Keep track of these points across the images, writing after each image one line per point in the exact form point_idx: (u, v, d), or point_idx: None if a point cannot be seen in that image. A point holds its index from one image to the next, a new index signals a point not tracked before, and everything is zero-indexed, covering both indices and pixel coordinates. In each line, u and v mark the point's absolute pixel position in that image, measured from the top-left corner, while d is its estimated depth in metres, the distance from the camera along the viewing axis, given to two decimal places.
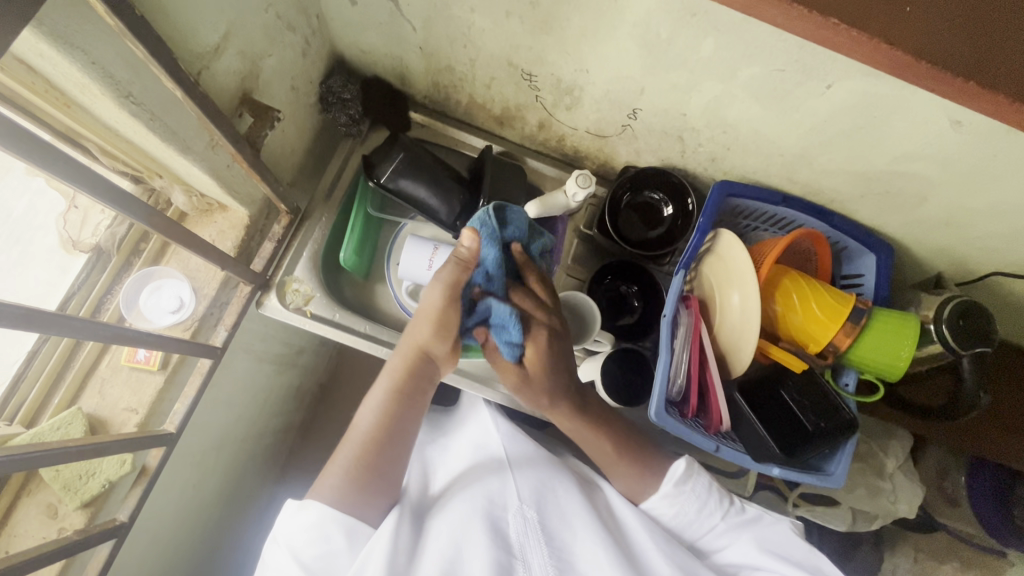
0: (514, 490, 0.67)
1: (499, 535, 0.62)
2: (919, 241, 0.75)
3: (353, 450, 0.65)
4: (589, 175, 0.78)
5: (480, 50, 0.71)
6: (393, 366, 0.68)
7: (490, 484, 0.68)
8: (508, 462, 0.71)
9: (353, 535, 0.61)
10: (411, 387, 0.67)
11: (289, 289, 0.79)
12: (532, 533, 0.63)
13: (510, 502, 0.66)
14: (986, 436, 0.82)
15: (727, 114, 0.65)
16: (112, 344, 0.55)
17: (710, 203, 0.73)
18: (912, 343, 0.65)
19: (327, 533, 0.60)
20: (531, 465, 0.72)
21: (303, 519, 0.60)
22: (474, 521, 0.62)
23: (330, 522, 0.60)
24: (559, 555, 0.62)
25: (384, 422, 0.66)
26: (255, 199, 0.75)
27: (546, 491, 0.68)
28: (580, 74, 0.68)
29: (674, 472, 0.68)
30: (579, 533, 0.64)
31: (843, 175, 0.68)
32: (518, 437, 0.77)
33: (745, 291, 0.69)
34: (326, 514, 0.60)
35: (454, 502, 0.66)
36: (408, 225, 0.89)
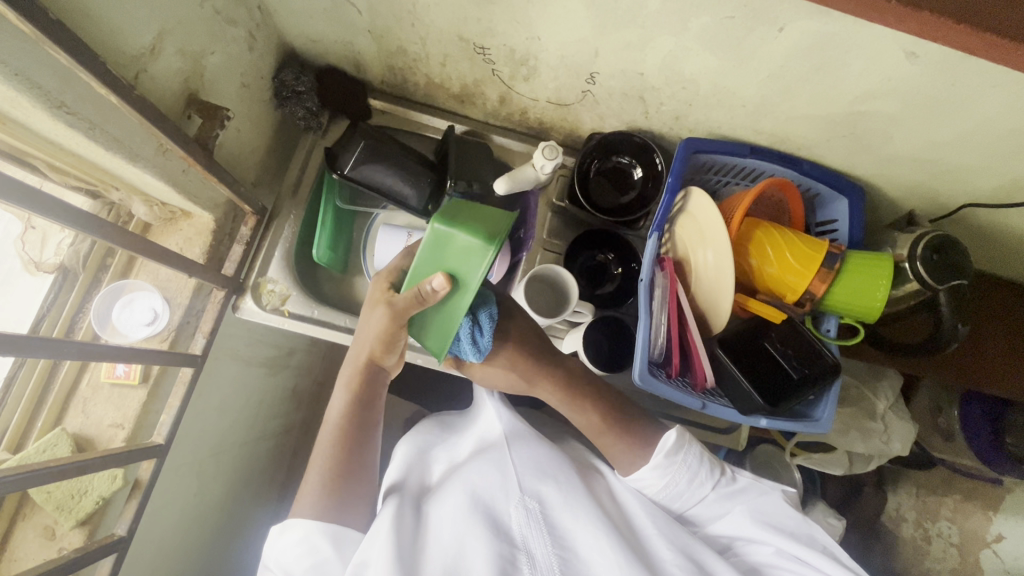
0: (513, 482, 0.69)
1: (501, 528, 0.64)
2: (891, 179, 0.74)
3: (324, 450, 0.67)
4: (554, 145, 0.80)
5: (429, 27, 0.69)
6: (348, 375, 0.69)
7: (490, 476, 0.70)
8: (507, 453, 0.73)
9: (341, 540, 0.63)
10: (367, 393, 0.69)
11: (265, 290, 0.78)
12: (535, 523, 0.65)
13: (511, 494, 0.68)
14: (973, 368, 0.83)
15: (685, 68, 0.64)
16: (83, 360, 0.54)
17: (677, 162, 0.73)
18: (887, 282, 0.64)
19: (315, 543, 0.62)
20: (532, 453, 0.74)
21: (287, 539, 0.62)
22: (475, 518, 0.64)
23: (316, 533, 0.62)
24: (563, 545, 0.64)
25: (351, 429, 0.68)
26: (218, 202, 0.74)
27: (546, 479, 0.70)
28: (532, 41, 0.67)
29: (665, 444, 0.67)
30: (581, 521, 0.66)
31: (808, 120, 0.68)
32: (521, 428, 0.79)
33: (717, 248, 0.68)
34: (311, 528, 0.62)
35: (453, 497, 0.68)
36: (380, 215, 0.91)
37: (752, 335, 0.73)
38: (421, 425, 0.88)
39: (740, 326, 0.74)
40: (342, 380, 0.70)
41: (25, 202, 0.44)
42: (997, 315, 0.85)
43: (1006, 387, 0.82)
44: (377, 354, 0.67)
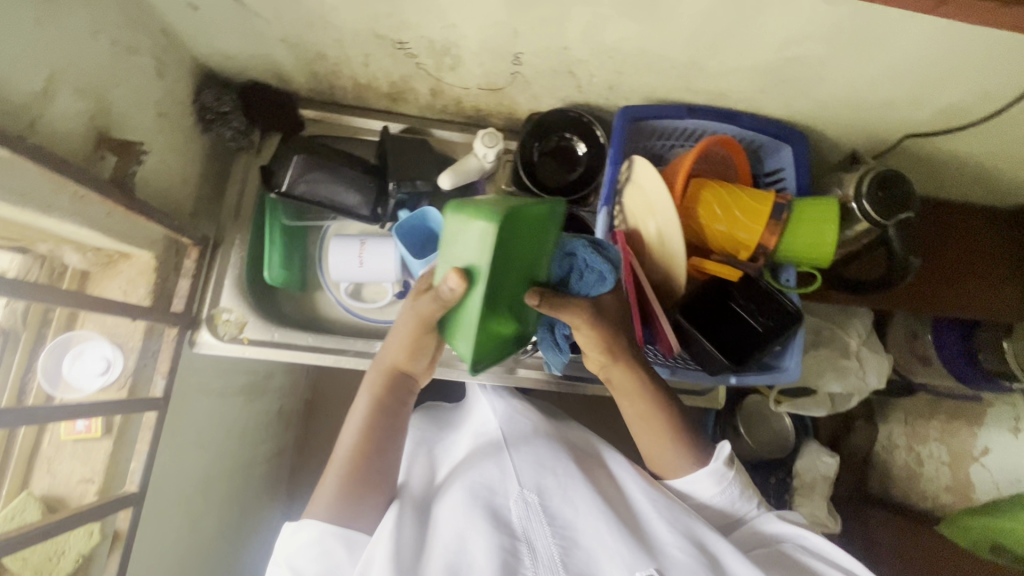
0: (514, 476, 0.68)
1: (500, 522, 0.63)
2: (831, 120, 0.74)
3: (340, 454, 0.66)
4: (495, 132, 0.80)
5: (342, 28, 0.66)
6: (371, 378, 0.69)
7: (490, 474, 0.69)
8: (506, 453, 0.72)
9: (354, 543, 0.63)
10: (387, 400, 0.68)
11: (220, 320, 0.77)
12: (535, 515, 0.64)
13: (511, 488, 0.67)
14: (934, 296, 0.84)
15: (606, 37, 0.62)
16: (29, 425, 0.52)
17: (617, 132, 0.74)
18: (835, 225, 0.65)
19: (326, 546, 0.62)
20: (531, 451, 0.73)
21: (299, 541, 0.62)
22: (475, 514, 0.64)
23: (327, 536, 0.62)
24: (562, 530, 0.63)
25: (371, 437, 0.67)
26: (156, 238, 0.71)
27: (545, 472, 0.69)
28: (449, 30, 0.64)
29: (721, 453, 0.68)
30: (581, 506, 0.65)
31: (739, 73, 0.67)
32: (520, 427, 0.79)
33: (666, 215, 0.67)
34: (322, 529, 0.62)
35: (455, 496, 0.68)
36: (331, 227, 0.90)
37: (712, 295, 0.73)
38: (423, 427, 0.88)
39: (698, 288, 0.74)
40: (365, 383, 0.69)
41: None
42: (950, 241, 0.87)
43: (966, 311, 0.84)
44: (403, 360, 0.66)
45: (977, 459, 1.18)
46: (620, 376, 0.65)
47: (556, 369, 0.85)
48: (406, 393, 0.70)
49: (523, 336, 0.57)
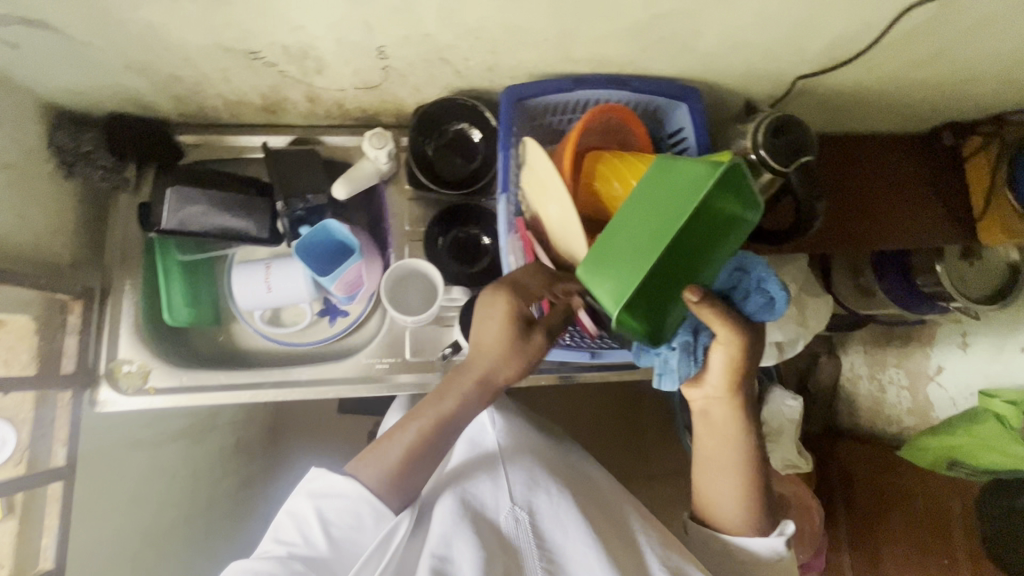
0: (507, 492, 0.69)
1: (491, 535, 0.65)
2: (721, 71, 0.71)
3: (398, 434, 0.64)
4: (383, 132, 0.76)
5: (186, 46, 0.61)
6: (474, 384, 0.64)
7: (481, 485, 0.70)
8: (500, 466, 0.73)
9: (382, 518, 0.61)
10: (465, 408, 0.64)
11: (120, 373, 0.73)
12: (522, 532, 0.66)
13: (502, 503, 0.68)
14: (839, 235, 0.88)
15: (465, 18, 0.58)
16: None
17: (505, 115, 0.71)
18: (730, 180, 0.63)
19: (358, 511, 0.60)
20: (527, 466, 0.74)
21: (335, 490, 0.61)
22: (461, 524, 0.64)
23: (363, 502, 0.60)
24: (548, 554, 0.64)
25: (448, 430, 0.64)
26: (29, 298, 0.65)
27: (537, 489, 0.70)
28: (299, 32, 0.60)
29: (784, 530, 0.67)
30: (570, 527, 0.66)
31: (615, 36, 0.64)
32: (517, 439, 0.79)
33: (557, 193, 0.63)
34: (361, 495, 0.60)
35: (443, 502, 0.68)
36: (235, 253, 0.85)
37: None
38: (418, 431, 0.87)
39: None
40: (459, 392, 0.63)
41: None
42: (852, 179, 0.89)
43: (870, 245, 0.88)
44: (503, 372, 0.63)
45: (934, 378, 1.21)
46: (724, 409, 0.66)
47: None
48: (479, 408, 0.65)
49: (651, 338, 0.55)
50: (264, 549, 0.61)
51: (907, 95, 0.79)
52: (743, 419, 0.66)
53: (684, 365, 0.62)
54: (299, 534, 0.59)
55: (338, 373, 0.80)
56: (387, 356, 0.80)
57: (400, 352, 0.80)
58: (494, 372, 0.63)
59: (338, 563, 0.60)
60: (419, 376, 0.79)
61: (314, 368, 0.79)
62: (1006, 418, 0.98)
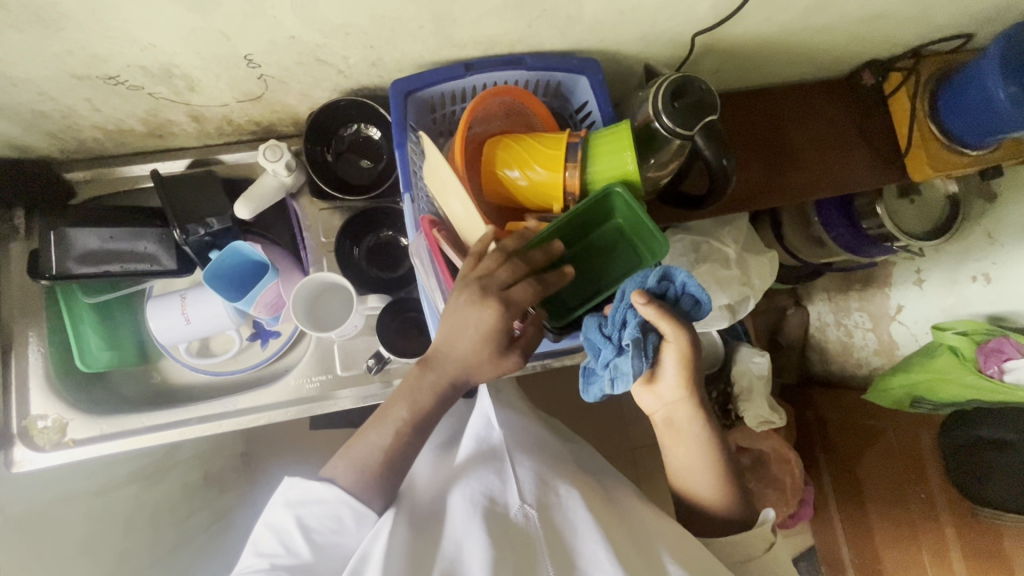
0: (516, 487, 0.65)
1: (503, 529, 0.60)
2: (617, 37, 0.69)
3: (372, 433, 0.64)
4: (277, 143, 0.73)
5: (35, 79, 0.57)
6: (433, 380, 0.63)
7: (491, 483, 0.67)
8: (509, 463, 0.70)
9: (364, 519, 0.60)
10: (434, 400, 0.63)
11: (35, 430, 0.71)
12: (535, 525, 0.61)
13: (512, 498, 0.64)
14: (764, 188, 0.86)
15: (326, 14, 0.55)
16: None
17: (394, 111, 0.67)
18: (630, 150, 0.60)
19: (338, 513, 0.59)
20: (534, 463, 0.71)
21: (314, 495, 0.60)
22: (473, 521, 0.60)
23: (342, 506, 0.60)
24: (563, 548, 0.59)
25: (417, 420, 0.64)
26: None
27: (547, 488, 0.66)
28: (153, 50, 0.56)
29: (766, 516, 0.66)
30: (581, 524, 0.62)
31: (493, 15, 0.61)
32: (523, 438, 0.76)
33: (452, 187, 0.61)
34: (343, 497, 0.60)
35: (457, 503, 0.65)
36: (155, 285, 0.81)
37: None
38: (438, 437, 0.85)
39: None
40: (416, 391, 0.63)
41: None
42: (770, 129, 0.88)
43: (798, 195, 0.86)
44: (466, 362, 0.60)
45: (895, 317, 1.20)
46: (687, 410, 0.66)
47: None
48: (449, 403, 0.64)
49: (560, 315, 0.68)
50: (244, 565, 0.58)
51: (815, 39, 0.77)
52: (704, 416, 0.66)
53: (637, 363, 0.56)
54: (278, 543, 0.58)
55: (269, 400, 0.77)
56: (317, 374, 0.78)
57: (332, 368, 0.78)
58: (465, 369, 0.61)
59: (324, 570, 0.58)
60: (354, 391, 0.77)
61: (242, 398, 0.77)
62: (958, 350, 0.94)
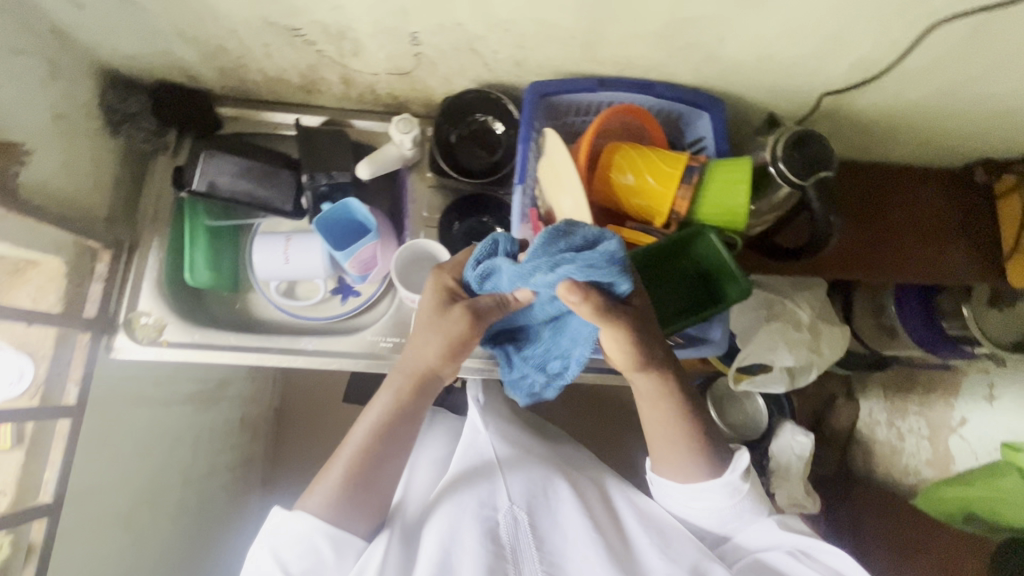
0: (504, 492, 0.70)
1: (489, 539, 0.64)
2: (745, 83, 0.72)
3: (349, 452, 0.65)
4: (410, 119, 0.79)
5: (232, 18, 0.65)
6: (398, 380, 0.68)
7: (479, 490, 0.70)
8: (497, 470, 0.73)
9: (341, 542, 0.62)
10: (418, 404, 0.68)
11: (138, 324, 0.76)
12: (523, 534, 0.66)
13: (501, 502, 0.69)
14: (860, 258, 0.86)
15: (496, 8, 0.61)
16: None
17: (525, 109, 0.72)
18: (747, 185, 0.63)
19: (314, 544, 0.60)
20: (522, 470, 0.75)
21: (287, 531, 0.60)
22: (465, 528, 0.65)
23: (316, 534, 0.60)
24: (553, 552, 0.66)
25: (383, 425, 0.66)
26: (62, 242, 0.69)
27: (535, 490, 0.72)
28: (339, 11, 0.63)
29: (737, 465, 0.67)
30: (569, 533, 0.68)
31: (640, 40, 0.66)
32: (510, 443, 0.80)
33: (569, 185, 0.65)
34: (314, 525, 0.60)
35: (448, 508, 0.68)
36: (263, 224, 0.88)
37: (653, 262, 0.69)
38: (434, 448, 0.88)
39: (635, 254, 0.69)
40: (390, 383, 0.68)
41: None
42: (873, 202, 0.88)
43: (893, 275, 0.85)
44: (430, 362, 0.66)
45: (956, 430, 1.14)
46: (650, 377, 0.63)
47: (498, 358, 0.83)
48: (407, 408, 0.67)
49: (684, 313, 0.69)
50: None
51: (937, 126, 0.79)
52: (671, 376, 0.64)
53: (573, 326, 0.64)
54: None
55: (344, 347, 0.81)
56: (392, 335, 0.82)
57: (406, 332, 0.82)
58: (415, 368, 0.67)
59: None
60: None
61: (321, 339, 0.81)
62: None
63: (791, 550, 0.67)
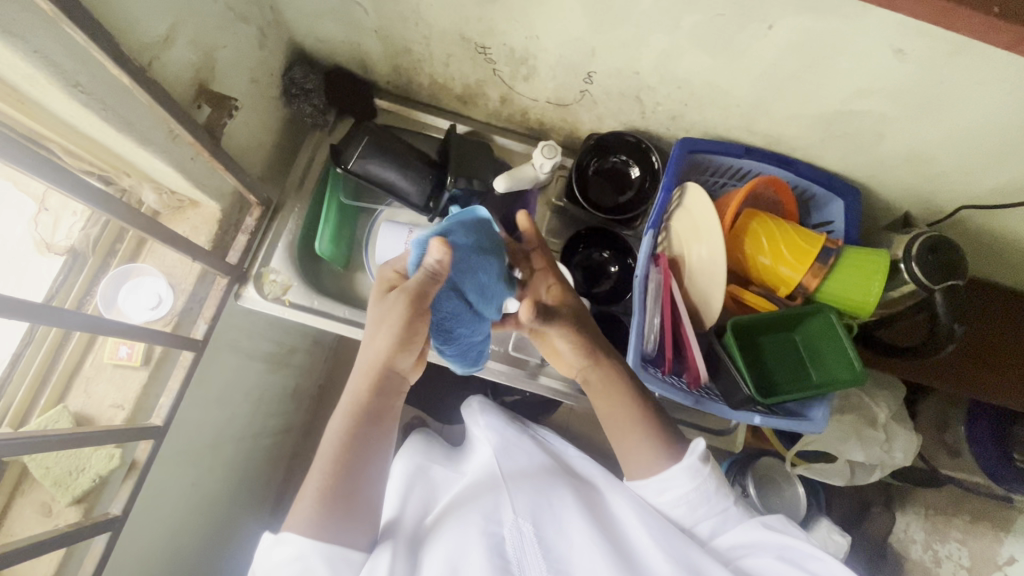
0: (509, 505, 0.67)
1: (497, 553, 0.61)
2: (887, 180, 0.74)
3: (322, 466, 0.58)
4: (554, 146, 0.82)
5: (432, 27, 0.71)
6: (357, 382, 0.60)
7: (485, 505, 0.67)
8: (501, 478, 0.72)
9: (338, 563, 0.55)
10: (385, 402, 0.61)
11: (267, 280, 0.80)
12: (529, 547, 0.62)
13: (506, 517, 0.65)
14: (986, 376, 0.78)
15: (679, 67, 0.66)
16: (100, 335, 0.57)
17: (674, 160, 0.74)
18: (881, 277, 0.65)
19: (309, 565, 0.54)
20: (528, 483, 0.72)
21: (279, 553, 0.54)
22: (473, 539, 0.62)
23: (313, 553, 0.54)
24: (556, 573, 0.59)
25: (355, 430, 0.59)
26: (226, 192, 0.75)
27: (542, 507, 0.67)
28: (531, 40, 0.68)
29: (696, 448, 0.62)
30: (574, 541, 0.63)
31: (800, 121, 0.69)
32: (512, 457, 0.78)
33: (713, 241, 0.70)
34: (303, 546, 0.54)
35: (453, 530, 0.65)
36: (384, 212, 0.92)
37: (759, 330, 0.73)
38: (432, 454, 0.88)
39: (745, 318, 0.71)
40: (349, 388, 0.61)
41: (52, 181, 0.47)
42: (1002, 318, 0.82)
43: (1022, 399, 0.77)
44: (388, 356, 0.58)
45: None
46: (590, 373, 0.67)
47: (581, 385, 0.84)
48: (381, 403, 0.60)
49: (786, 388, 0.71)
50: None
51: None
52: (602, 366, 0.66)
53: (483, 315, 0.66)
54: None
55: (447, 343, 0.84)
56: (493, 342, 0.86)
57: (504, 343, 0.86)
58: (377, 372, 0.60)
59: None
60: (511, 369, 0.85)
61: None
62: None
63: (780, 553, 0.56)
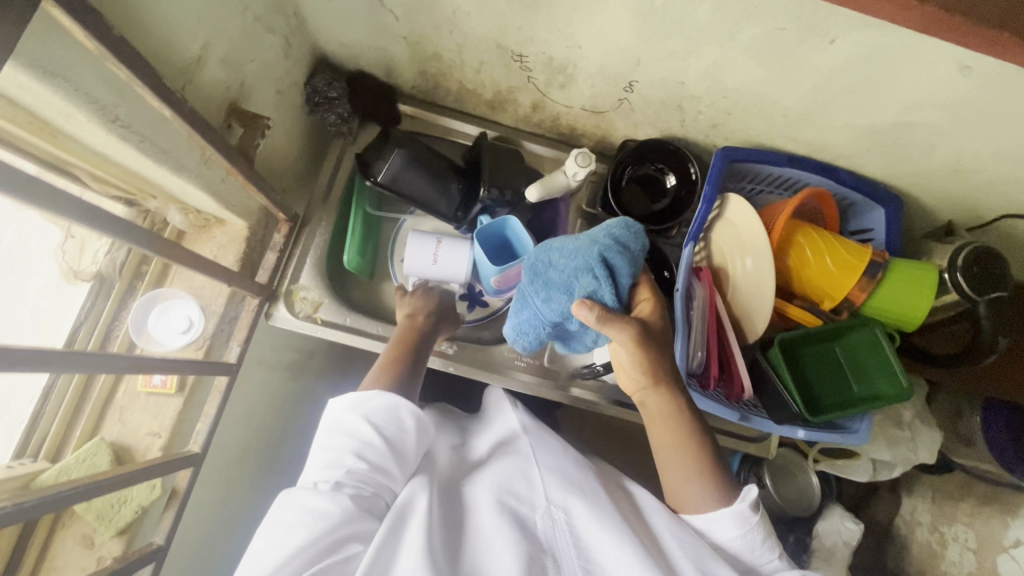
0: (543, 488, 0.60)
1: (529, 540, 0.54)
2: (930, 189, 0.73)
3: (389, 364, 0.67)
4: (588, 153, 0.77)
5: (468, 35, 0.68)
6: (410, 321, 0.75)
7: (517, 483, 0.60)
8: (532, 457, 0.64)
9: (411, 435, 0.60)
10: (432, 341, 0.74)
11: (297, 297, 0.78)
12: (561, 533, 0.56)
13: (539, 501, 0.58)
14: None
15: (728, 78, 0.63)
16: (166, 372, 0.57)
17: (714, 170, 0.72)
18: (931, 292, 0.66)
19: (398, 417, 0.60)
20: (561, 460, 0.64)
21: (367, 408, 0.59)
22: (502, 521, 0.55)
23: (398, 408, 0.60)
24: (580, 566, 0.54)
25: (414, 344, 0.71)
26: (252, 209, 0.73)
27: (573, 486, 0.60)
28: (572, 50, 0.66)
29: (748, 495, 0.57)
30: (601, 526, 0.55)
31: (850, 130, 0.67)
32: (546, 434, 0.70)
33: (758, 255, 0.70)
34: (394, 402, 0.60)
35: (480, 501, 0.58)
36: (407, 221, 0.89)
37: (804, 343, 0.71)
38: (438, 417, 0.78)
39: (792, 333, 0.70)
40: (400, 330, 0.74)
41: (94, 223, 0.44)
42: None
43: None
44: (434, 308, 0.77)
45: (1008, 550, 0.93)
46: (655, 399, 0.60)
47: (611, 393, 0.81)
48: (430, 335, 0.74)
49: (829, 403, 0.70)
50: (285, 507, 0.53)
51: None
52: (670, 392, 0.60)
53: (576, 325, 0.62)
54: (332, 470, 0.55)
55: (482, 358, 0.83)
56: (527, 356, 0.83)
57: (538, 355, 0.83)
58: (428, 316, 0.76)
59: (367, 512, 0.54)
60: (541, 381, 0.82)
61: (461, 346, 0.82)
62: None
63: None
